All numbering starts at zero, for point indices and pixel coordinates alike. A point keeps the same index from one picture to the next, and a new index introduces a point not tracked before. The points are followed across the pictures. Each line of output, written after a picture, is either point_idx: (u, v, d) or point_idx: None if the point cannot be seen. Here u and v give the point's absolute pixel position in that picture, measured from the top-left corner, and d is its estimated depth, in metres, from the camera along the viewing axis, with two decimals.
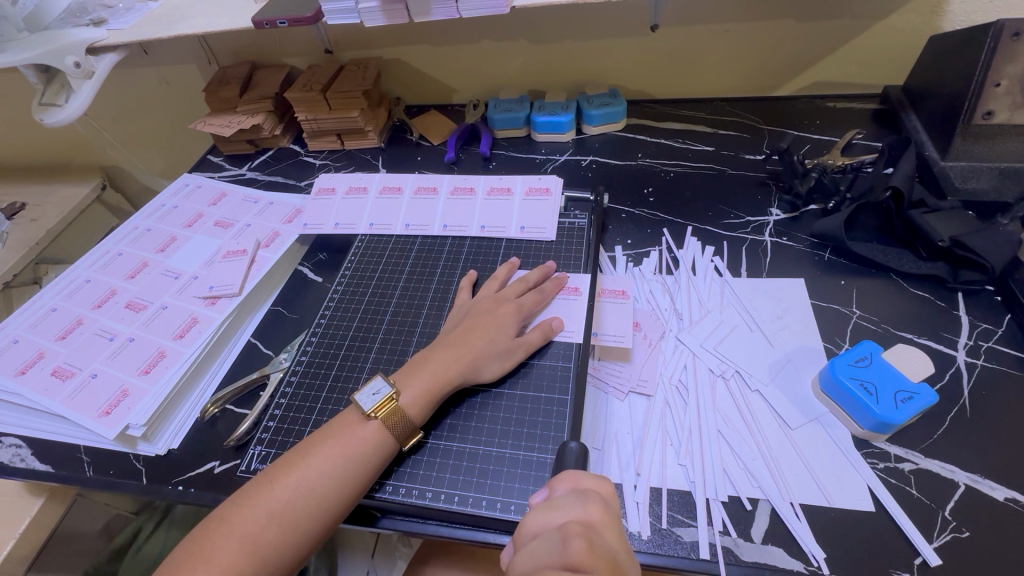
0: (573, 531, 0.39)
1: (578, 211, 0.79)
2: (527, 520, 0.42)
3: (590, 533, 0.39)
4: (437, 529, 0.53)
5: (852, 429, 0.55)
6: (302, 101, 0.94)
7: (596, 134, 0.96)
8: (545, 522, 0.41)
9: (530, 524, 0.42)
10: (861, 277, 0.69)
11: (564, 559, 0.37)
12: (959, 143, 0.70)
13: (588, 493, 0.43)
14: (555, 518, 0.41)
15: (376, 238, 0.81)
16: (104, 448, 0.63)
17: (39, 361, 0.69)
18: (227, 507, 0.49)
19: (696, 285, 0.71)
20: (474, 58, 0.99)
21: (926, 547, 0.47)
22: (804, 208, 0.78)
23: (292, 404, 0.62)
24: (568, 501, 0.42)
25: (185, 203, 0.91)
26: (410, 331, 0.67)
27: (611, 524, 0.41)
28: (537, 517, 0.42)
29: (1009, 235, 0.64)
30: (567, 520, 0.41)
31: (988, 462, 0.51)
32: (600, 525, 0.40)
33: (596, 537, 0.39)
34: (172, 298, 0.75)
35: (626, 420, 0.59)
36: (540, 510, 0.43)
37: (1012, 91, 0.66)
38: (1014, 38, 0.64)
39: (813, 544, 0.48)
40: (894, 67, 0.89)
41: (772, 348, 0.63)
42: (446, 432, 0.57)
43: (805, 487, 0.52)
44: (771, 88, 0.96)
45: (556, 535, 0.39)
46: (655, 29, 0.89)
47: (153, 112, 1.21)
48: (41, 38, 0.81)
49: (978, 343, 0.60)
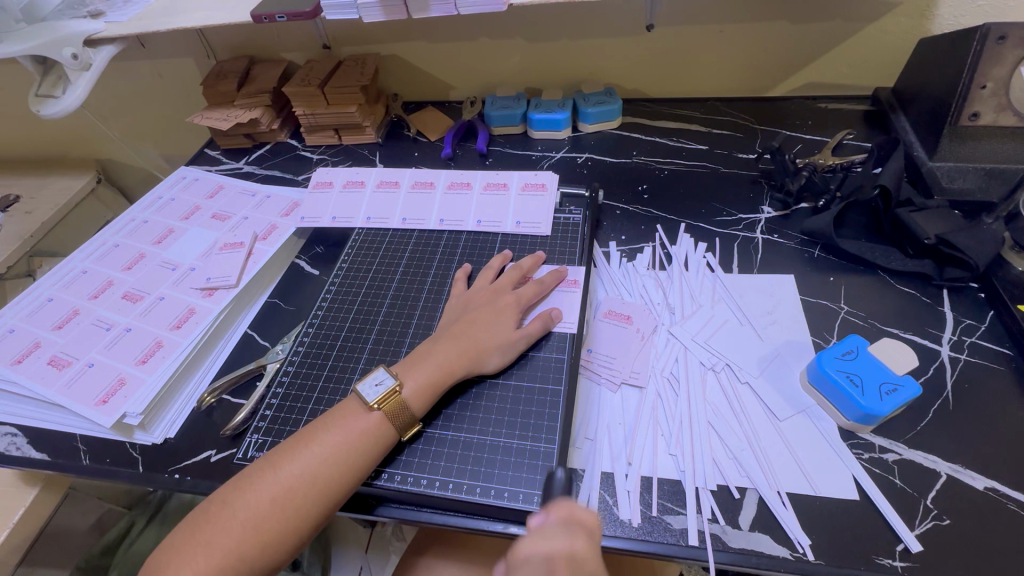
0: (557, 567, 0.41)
1: (573, 207, 0.80)
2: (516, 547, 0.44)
3: (573, 568, 0.41)
4: (431, 516, 0.54)
5: (838, 421, 0.56)
6: (300, 96, 0.94)
7: (592, 132, 0.97)
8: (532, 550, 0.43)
9: (520, 550, 0.43)
10: (849, 274, 0.70)
11: None
12: (946, 144, 0.72)
13: (575, 528, 0.44)
14: (542, 547, 0.43)
15: (373, 232, 0.81)
16: (100, 437, 0.63)
17: (36, 350, 0.69)
18: (229, 491, 0.50)
19: (688, 280, 0.72)
20: (472, 55, 1.00)
21: (909, 535, 0.48)
22: (796, 206, 0.79)
23: (289, 393, 0.63)
24: (555, 530, 0.44)
25: (182, 196, 0.91)
26: (406, 323, 0.68)
27: (593, 555, 0.43)
28: (525, 545, 0.43)
29: (993, 234, 0.65)
30: (552, 552, 0.42)
31: (969, 453, 0.53)
32: (583, 557, 0.42)
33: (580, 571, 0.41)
34: (170, 289, 0.75)
35: (619, 411, 0.60)
36: (529, 537, 0.44)
37: (998, 94, 0.68)
38: (999, 41, 0.65)
39: (799, 532, 0.49)
40: (883, 69, 0.91)
41: (762, 342, 0.64)
42: (442, 422, 0.58)
43: (792, 476, 0.53)
44: (764, 88, 0.98)
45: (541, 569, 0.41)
46: (651, 28, 0.90)
47: (150, 105, 1.21)
48: (39, 29, 0.81)
49: (962, 338, 0.62)
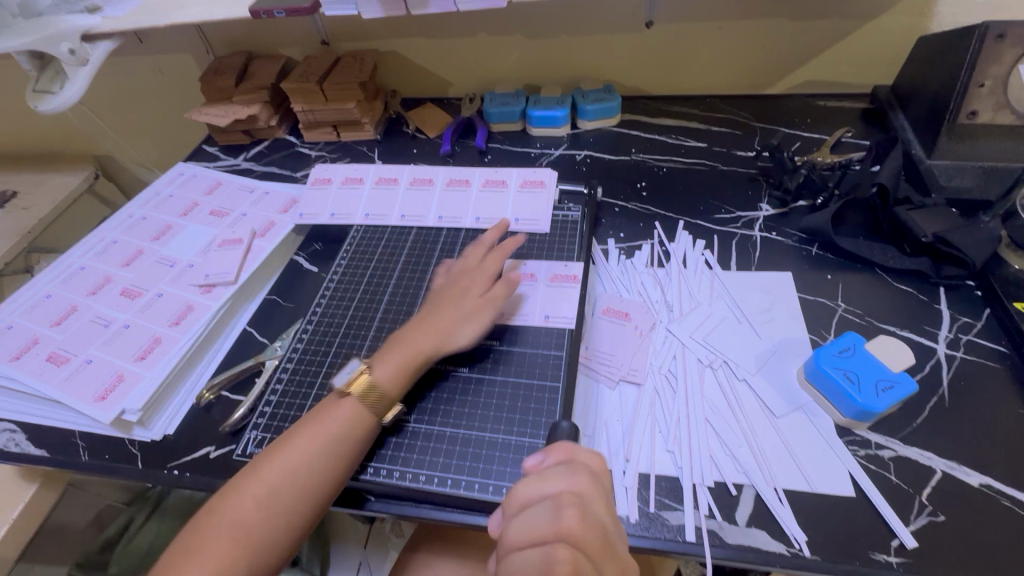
0: (566, 501, 0.40)
1: (572, 203, 0.81)
2: (516, 487, 0.43)
3: (582, 504, 0.41)
4: (430, 512, 0.54)
5: (834, 417, 0.57)
6: (299, 92, 0.94)
7: (591, 129, 0.97)
8: (534, 492, 0.42)
9: (521, 493, 0.42)
10: (846, 271, 0.70)
11: (557, 526, 0.39)
12: (944, 142, 0.72)
13: (577, 466, 0.43)
14: (546, 488, 0.42)
15: (372, 228, 0.81)
16: (99, 433, 0.63)
17: (34, 347, 0.69)
18: (215, 499, 0.50)
19: (687, 277, 0.72)
20: (471, 52, 0.99)
21: (904, 531, 0.49)
22: (794, 204, 0.79)
23: (288, 389, 0.63)
24: (558, 472, 0.43)
25: (180, 193, 0.91)
26: (404, 319, 0.68)
27: (598, 493, 0.42)
28: (528, 485, 0.42)
29: (990, 232, 0.66)
30: (559, 491, 0.42)
31: (964, 450, 0.53)
32: (589, 496, 0.42)
33: (589, 508, 0.41)
34: (168, 286, 0.75)
35: (617, 407, 0.60)
36: (530, 479, 0.43)
37: (996, 92, 0.68)
38: (998, 39, 0.66)
39: (795, 527, 0.50)
40: (882, 68, 0.91)
41: (759, 339, 0.64)
42: (440, 418, 0.58)
43: (788, 472, 0.53)
44: (763, 86, 0.98)
45: (549, 505, 0.41)
46: (650, 26, 0.91)
47: (148, 101, 1.21)
48: (36, 24, 0.81)
49: (959, 335, 0.62)
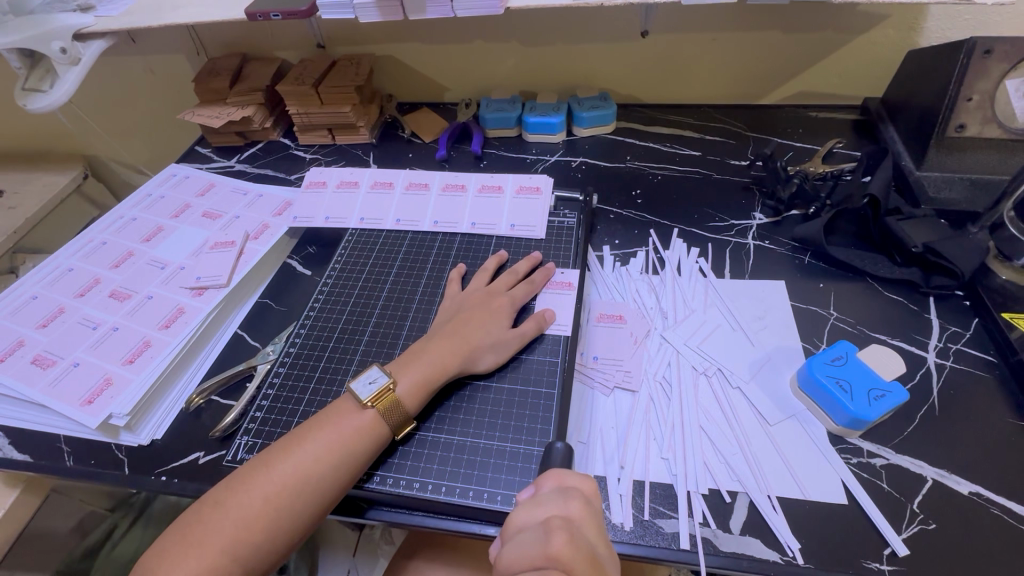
0: (555, 524, 0.40)
1: (567, 210, 0.80)
2: (512, 516, 0.43)
3: (571, 527, 0.40)
4: (424, 519, 0.54)
5: (827, 425, 0.57)
6: (292, 95, 0.93)
7: (587, 137, 0.98)
8: (527, 518, 0.42)
9: (516, 519, 0.43)
10: (838, 280, 0.71)
11: (546, 549, 0.39)
12: (933, 155, 0.74)
13: (569, 491, 0.43)
14: (539, 513, 0.42)
15: (366, 232, 0.81)
16: (85, 438, 0.62)
17: (19, 349, 0.68)
18: (221, 492, 0.49)
19: (681, 285, 0.72)
20: (466, 57, 1.00)
21: (896, 539, 0.49)
22: (787, 213, 0.80)
23: (280, 395, 0.62)
24: (550, 496, 0.43)
25: (173, 194, 0.90)
26: (398, 326, 0.68)
27: (590, 519, 0.42)
28: (520, 513, 0.43)
29: (978, 243, 0.67)
30: (549, 516, 0.42)
31: (954, 459, 0.54)
32: (580, 521, 0.41)
33: (578, 532, 0.40)
34: (158, 288, 0.74)
35: (612, 414, 0.60)
36: (524, 506, 0.43)
37: (983, 106, 0.69)
38: (985, 55, 0.67)
39: (790, 536, 0.50)
40: (871, 80, 0.92)
41: (753, 347, 0.65)
42: (435, 424, 0.57)
43: (782, 481, 0.54)
44: (755, 97, 0.99)
45: (539, 529, 0.40)
46: (646, 35, 0.91)
47: (139, 101, 1.19)
48: (24, 22, 0.80)
49: (949, 345, 0.63)
